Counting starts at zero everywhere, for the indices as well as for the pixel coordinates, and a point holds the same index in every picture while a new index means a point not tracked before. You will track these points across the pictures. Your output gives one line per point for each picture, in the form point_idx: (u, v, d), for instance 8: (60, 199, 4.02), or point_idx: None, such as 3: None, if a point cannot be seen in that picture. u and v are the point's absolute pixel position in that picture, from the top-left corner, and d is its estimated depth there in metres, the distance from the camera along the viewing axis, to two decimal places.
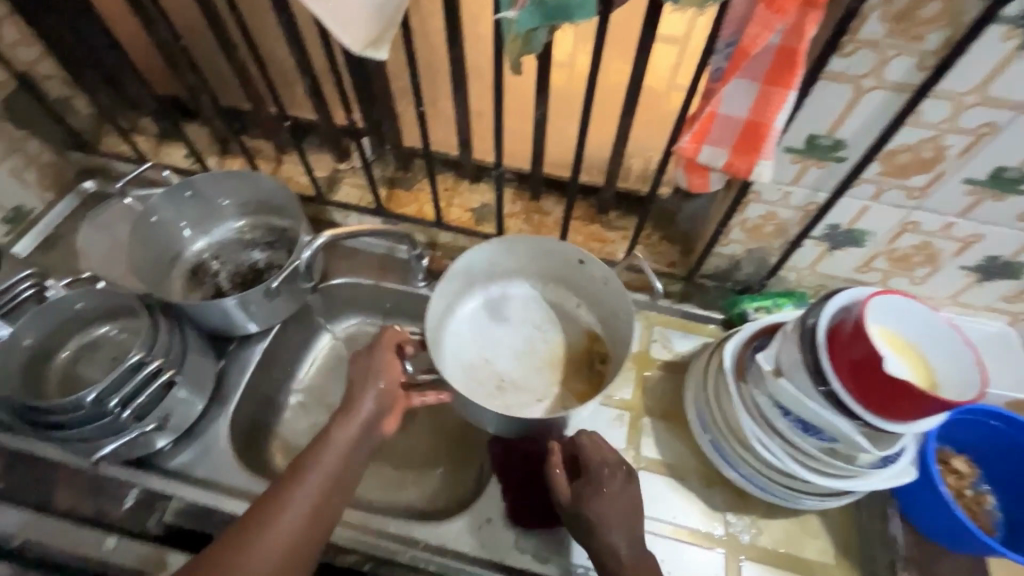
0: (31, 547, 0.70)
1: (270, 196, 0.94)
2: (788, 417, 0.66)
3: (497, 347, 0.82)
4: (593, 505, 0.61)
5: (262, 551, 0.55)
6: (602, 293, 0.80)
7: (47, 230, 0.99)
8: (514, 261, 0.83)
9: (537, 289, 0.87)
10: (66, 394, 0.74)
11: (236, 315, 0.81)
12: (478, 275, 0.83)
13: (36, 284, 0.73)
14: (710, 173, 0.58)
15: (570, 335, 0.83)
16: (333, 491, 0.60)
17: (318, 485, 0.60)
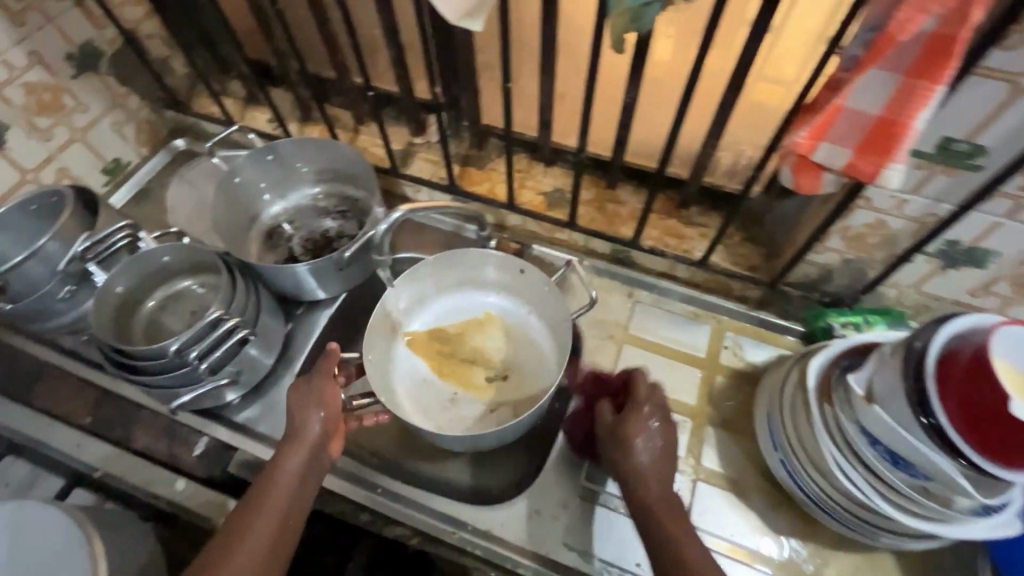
0: (112, 479, 0.75)
1: (347, 166, 0.95)
2: (875, 447, 0.61)
3: (453, 358, 0.81)
4: (641, 455, 0.61)
5: None
6: (546, 296, 0.79)
7: (141, 183, 1.04)
8: (454, 271, 0.82)
9: (482, 295, 0.85)
10: (150, 341, 0.78)
11: (308, 281, 0.83)
12: (424, 291, 0.83)
13: (130, 237, 0.77)
14: (823, 173, 0.53)
15: (519, 337, 0.82)
16: (284, 521, 0.61)
17: (276, 514, 0.60)
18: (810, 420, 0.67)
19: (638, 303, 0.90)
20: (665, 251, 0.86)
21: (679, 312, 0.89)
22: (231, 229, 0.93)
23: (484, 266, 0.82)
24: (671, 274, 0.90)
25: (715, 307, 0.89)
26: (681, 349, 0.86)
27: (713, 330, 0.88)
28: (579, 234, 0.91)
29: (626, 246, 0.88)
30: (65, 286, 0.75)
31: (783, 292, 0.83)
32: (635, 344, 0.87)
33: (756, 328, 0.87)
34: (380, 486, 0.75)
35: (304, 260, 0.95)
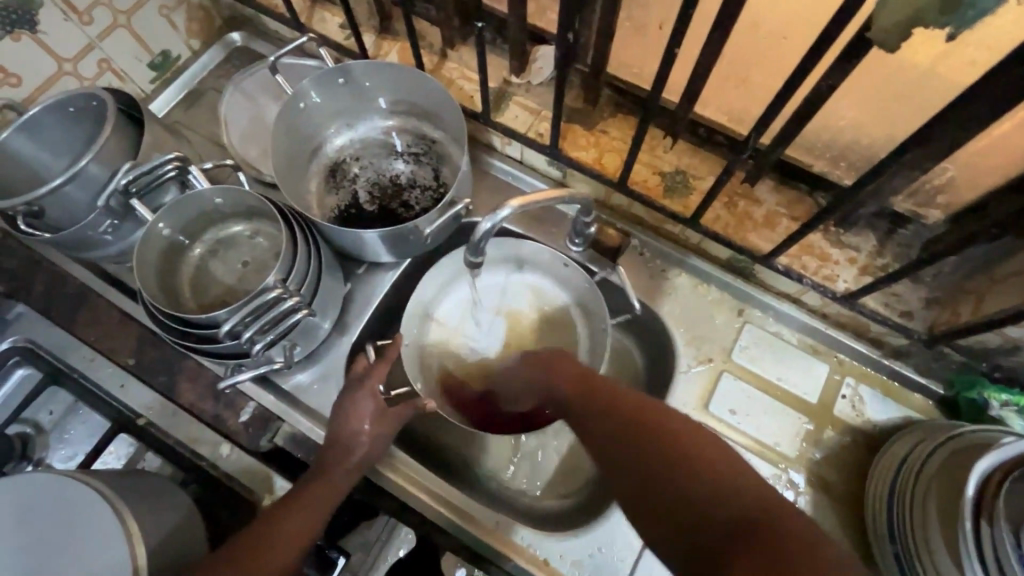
0: (158, 431, 0.71)
1: (428, 101, 0.79)
2: None
3: (488, 327, 0.82)
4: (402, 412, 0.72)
5: (259, 532, 0.58)
6: (589, 298, 0.76)
7: (191, 83, 0.89)
8: (510, 251, 0.79)
9: (546, 288, 0.82)
10: (200, 291, 0.70)
11: (375, 246, 0.71)
12: (494, 256, 0.80)
13: (179, 169, 0.65)
14: None
15: (558, 334, 0.81)
16: (320, 478, 0.63)
17: (319, 473, 0.63)
18: (955, 529, 0.56)
19: (747, 324, 0.76)
20: (803, 275, 0.72)
21: (794, 343, 0.76)
22: (290, 161, 0.79)
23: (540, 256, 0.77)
24: (796, 298, 0.75)
25: (839, 345, 0.75)
26: (789, 391, 0.74)
27: (831, 372, 0.75)
28: (695, 233, 0.76)
29: (754, 259, 0.73)
30: (108, 219, 0.64)
31: (940, 352, 0.68)
32: (737, 374, 0.74)
33: (883, 379, 0.74)
34: (435, 492, 0.69)
35: (368, 209, 0.82)
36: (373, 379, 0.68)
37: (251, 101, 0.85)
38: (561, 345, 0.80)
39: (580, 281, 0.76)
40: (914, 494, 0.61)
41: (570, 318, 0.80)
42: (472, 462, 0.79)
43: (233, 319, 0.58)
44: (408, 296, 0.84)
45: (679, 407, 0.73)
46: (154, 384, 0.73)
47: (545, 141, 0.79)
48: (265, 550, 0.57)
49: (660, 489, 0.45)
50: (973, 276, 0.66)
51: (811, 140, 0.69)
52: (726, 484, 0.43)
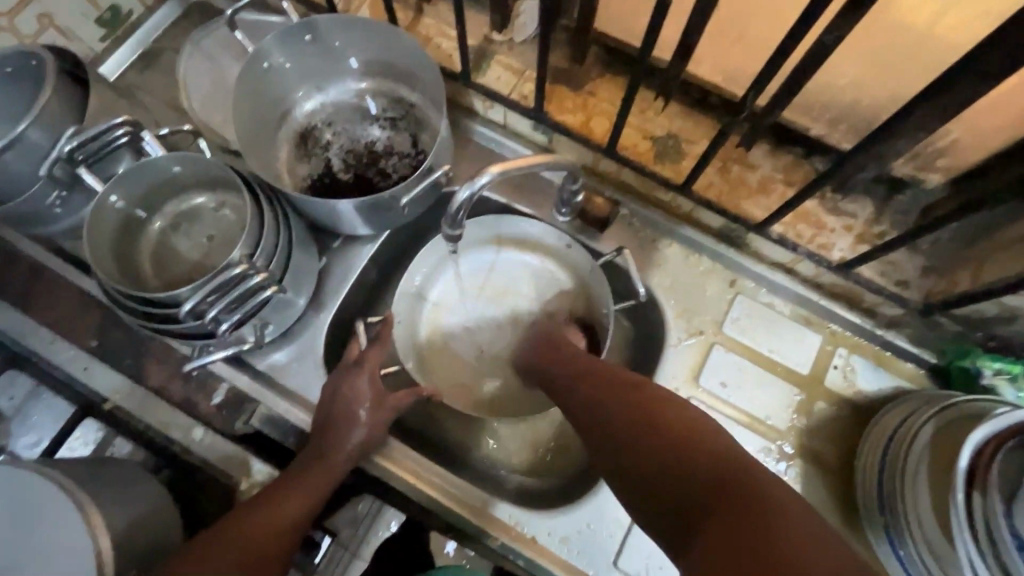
0: (126, 416, 0.67)
1: (404, 60, 0.74)
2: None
3: (479, 308, 0.79)
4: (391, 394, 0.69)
5: (252, 514, 0.57)
6: (586, 276, 0.74)
7: (147, 40, 0.82)
8: (502, 229, 0.76)
9: (537, 265, 0.79)
10: (163, 268, 0.66)
11: (349, 218, 0.67)
12: (485, 233, 0.77)
13: (131, 135, 0.59)
14: None
15: (551, 313, 0.79)
16: (317, 461, 0.62)
17: (314, 456, 0.62)
18: (945, 501, 0.55)
19: (739, 295, 0.74)
20: (797, 244, 0.70)
21: (787, 314, 0.74)
22: (255, 127, 0.74)
23: (535, 231, 0.75)
24: (789, 268, 0.73)
25: (833, 315, 0.73)
26: (781, 362, 0.72)
27: (824, 343, 0.73)
28: (687, 201, 0.73)
29: (748, 228, 0.70)
30: (54, 190, 0.60)
31: (934, 321, 0.67)
32: (728, 346, 0.72)
33: (876, 350, 0.72)
34: (421, 473, 0.67)
35: (343, 178, 0.77)
36: (371, 361, 0.67)
37: (212, 61, 0.79)
38: (555, 323, 0.78)
39: (577, 258, 0.74)
40: (903, 466, 0.61)
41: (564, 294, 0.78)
42: (458, 439, 0.76)
43: (196, 297, 0.54)
44: (388, 270, 0.81)
45: (669, 380, 0.71)
46: (120, 366, 0.69)
47: (530, 104, 0.74)
48: (261, 534, 0.56)
49: (645, 454, 0.46)
50: (971, 242, 0.64)
51: (810, 101, 0.65)
52: (711, 443, 0.44)
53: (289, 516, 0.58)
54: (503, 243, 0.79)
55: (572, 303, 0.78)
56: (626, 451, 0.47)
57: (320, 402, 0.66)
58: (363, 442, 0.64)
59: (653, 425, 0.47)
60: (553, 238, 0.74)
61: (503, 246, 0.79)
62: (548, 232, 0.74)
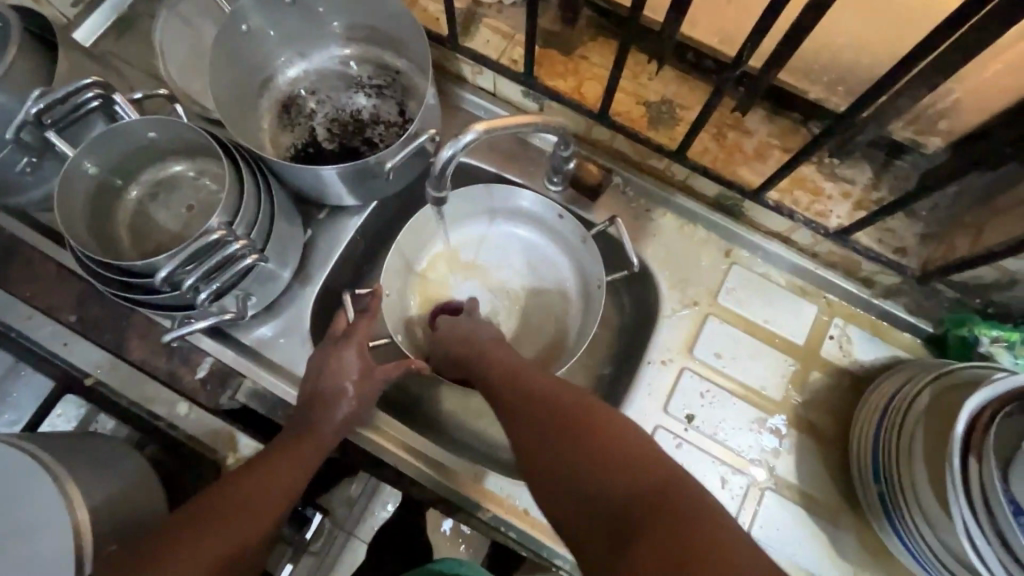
0: (109, 392, 0.66)
1: (388, 23, 0.71)
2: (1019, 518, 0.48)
3: (471, 283, 0.78)
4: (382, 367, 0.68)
5: (234, 486, 0.56)
6: (581, 249, 0.72)
7: (121, 6, 0.78)
8: (492, 202, 0.74)
9: (530, 239, 0.78)
10: (142, 239, 0.64)
11: (333, 186, 0.65)
12: (475, 207, 0.75)
13: (103, 99, 0.57)
14: None
15: (545, 287, 0.77)
16: (302, 434, 0.61)
17: (299, 429, 0.61)
18: (942, 468, 0.54)
19: (735, 266, 0.73)
20: (794, 211, 0.68)
21: (782, 285, 0.72)
22: (234, 94, 0.71)
23: (527, 205, 0.73)
24: (786, 237, 0.72)
25: (829, 286, 0.72)
26: (776, 333, 0.71)
27: (820, 314, 0.72)
28: (682, 169, 0.71)
29: (744, 195, 0.69)
30: (24, 157, 0.58)
31: (932, 289, 0.66)
32: (723, 317, 0.71)
33: (872, 320, 0.71)
34: (410, 446, 0.66)
35: (327, 147, 0.75)
36: (360, 335, 0.65)
37: (189, 26, 0.76)
38: (550, 298, 0.77)
39: (571, 231, 0.72)
40: (899, 433, 0.60)
41: (559, 268, 0.77)
42: (450, 413, 0.75)
43: (172, 265, 0.52)
44: (376, 243, 0.78)
45: (662, 352, 0.70)
46: (102, 341, 0.68)
47: (519, 70, 0.72)
48: (242, 506, 0.54)
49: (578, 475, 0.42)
50: (972, 208, 0.63)
51: (808, 62, 0.63)
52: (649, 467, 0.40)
53: (274, 490, 0.57)
54: (494, 217, 0.77)
55: (566, 277, 0.76)
56: (557, 468, 0.43)
57: (307, 375, 0.64)
58: (351, 415, 0.63)
59: (588, 439, 0.43)
60: (547, 210, 0.72)
61: (495, 218, 0.77)
62: (539, 204, 0.72)
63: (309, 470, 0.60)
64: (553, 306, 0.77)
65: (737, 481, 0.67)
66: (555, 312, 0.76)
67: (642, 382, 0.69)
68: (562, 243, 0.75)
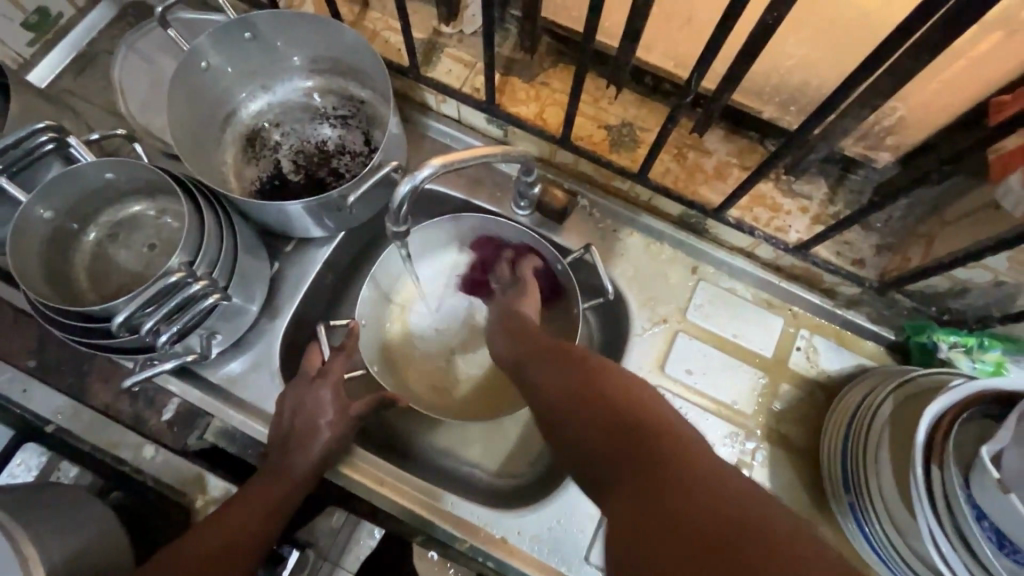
0: (71, 439, 0.64)
1: (349, 56, 0.71)
2: (981, 522, 0.48)
3: (449, 310, 0.78)
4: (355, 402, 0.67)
5: (202, 537, 0.54)
6: (557, 276, 0.72)
7: (81, 44, 0.77)
8: (465, 231, 0.74)
9: None
10: (101, 281, 0.63)
11: (299, 220, 0.65)
12: (447, 236, 0.75)
13: (56, 142, 0.56)
14: (1008, 177, 0.52)
15: None
16: (274, 478, 0.59)
17: (274, 472, 0.60)
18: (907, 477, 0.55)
19: (701, 282, 0.74)
20: (754, 227, 0.70)
21: (749, 299, 0.74)
22: (196, 130, 0.71)
23: (504, 235, 0.73)
24: (749, 252, 0.73)
25: (794, 298, 0.73)
26: (745, 346, 0.72)
27: (786, 326, 0.73)
28: (645, 190, 0.72)
29: (706, 214, 0.70)
30: None
31: (890, 298, 0.68)
32: (693, 333, 0.72)
33: (837, 330, 0.73)
34: (385, 480, 0.65)
35: (293, 179, 0.75)
36: (336, 372, 0.64)
37: (148, 63, 0.75)
38: None
39: (548, 260, 0.72)
40: (865, 445, 0.61)
41: None
42: (425, 442, 0.74)
43: (130, 309, 0.52)
44: (345, 273, 0.78)
45: (636, 370, 0.70)
46: (63, 386, 0.66)
47: (482, 97, 0.73)
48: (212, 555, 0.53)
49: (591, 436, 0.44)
50: (924, 218, 0.65)
51: (760, 84, 0.65)
52: (629, 417, 0.42)
53: (241, 533, 0.55)
54: (465, 243, 0.77)
55: None
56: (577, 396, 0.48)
57: (279, 414, 0.63)
58: (324, 453, 0.62)
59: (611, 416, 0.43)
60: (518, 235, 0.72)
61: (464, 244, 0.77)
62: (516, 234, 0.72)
63: (283, 515, 0.59)
64: None
65: None
66: None
67: None
68: (532, 265, 0.76)
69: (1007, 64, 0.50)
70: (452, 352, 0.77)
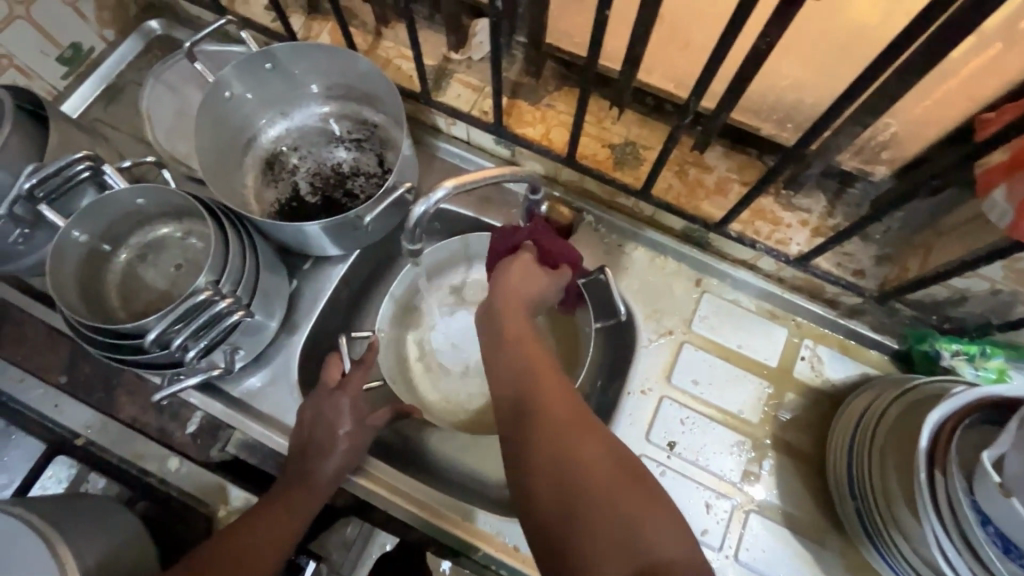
0: (100, 451, 0.67)
1: (363, 82, 0.75)
2: (986, 528, 0.49)
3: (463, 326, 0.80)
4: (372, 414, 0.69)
5: (228, 543, 0.57)
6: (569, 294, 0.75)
7: (111, 76, 0.82)
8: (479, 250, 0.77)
9: None
10: (130, 300, 0.66)
11: (317, 239, 0.68)
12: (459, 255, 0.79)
13: (92, 169, 0.59)
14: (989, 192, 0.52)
15: (533, 326, 0.80)
16: (294, 485, 0.62)
17: (294, 479, 0.62)
18: (912, 482, 0.56)
19: (705, 294, 0.76)
20: (756, 241, 0.72)
21: (753, 310, 0.75)
22: (219, 155, 0.74)
23: None
24: (752, 264, 0.75)
25: (797, 308, 0.75)
26: (750, 357, 0.74)
27: (790, 336, 0.75)
28: (649, 205, 0.75)
29: (708, 228, 0.72)
30: (16, 229, 0.60)
31: (891, 308, 0.69)
32: (697, 344, 0.74)
33: (840, 339, 0.74)
34: (400, 490, 0.67)
35: (310, 200, 0.78)
36: (353, 385, 0.67)
37: (174, 93, 0.80)
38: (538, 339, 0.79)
39: (561, 278, 0.74)
40: (871, 452, 0.62)
41: (546, 308, 0.79)
42: (439, 453, 0.76)
43: (160, 326, 0.54)
44: (360, 289, 0.81)
45: (642, 380, 0.72)
46: (93, 401, 0.69)
47: (490, 119, 0.76)
48: (237, 560, 0.56)
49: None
50: (921, 229, 0.67)
51: (757, 104, 0.68)
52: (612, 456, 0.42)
53: (263, 541, 0.58)
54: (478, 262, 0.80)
55: (555, 315, 0.79)
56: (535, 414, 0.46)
57: (298, 425, 0.65)
58: (342, 463, 0.64)
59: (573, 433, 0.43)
60: None
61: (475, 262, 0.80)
62: None
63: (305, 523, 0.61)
64: (545, 344, 0.79)
65: (720, 503, 0.68)
66: (545, 350, 0.79)
67: (623, 411, 0.71)
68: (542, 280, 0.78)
69: (993, 84, 0.53)
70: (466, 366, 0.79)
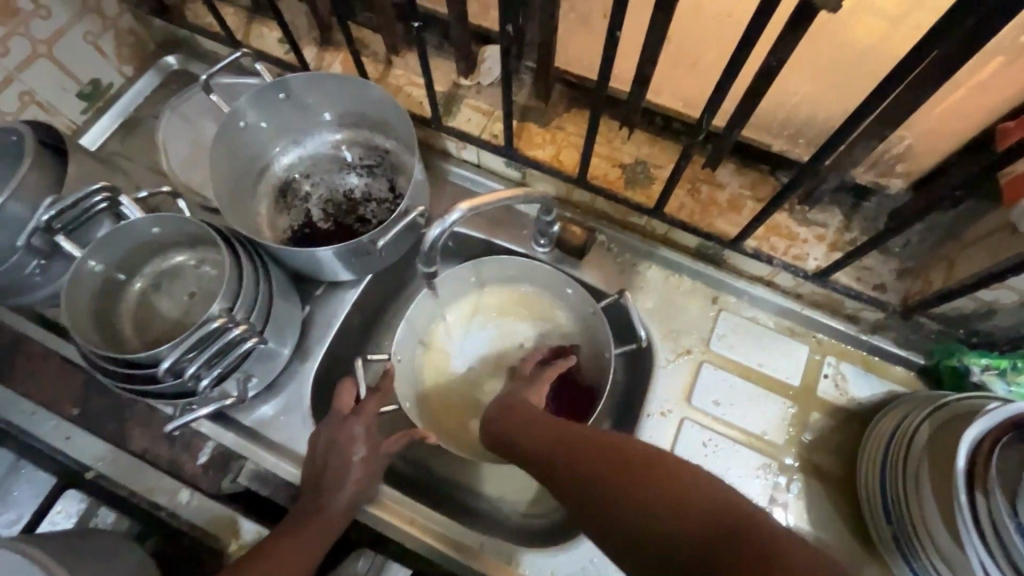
0: (110, 484, 0.66)
1: (376, 110, 0.76)
2: None
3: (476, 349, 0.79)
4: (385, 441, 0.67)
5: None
6: (585, 315, 0.74)
7: (128, 110, 0.84)
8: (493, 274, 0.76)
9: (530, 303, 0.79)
10: (144, 329, 0.66)
11: (330, 264, 0.67)
12: (472, 280, 0.77)
13: (110, 200, 0.60)
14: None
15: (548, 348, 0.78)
16: (311, 515, 0.60)
17: (312, 509, 0.60)
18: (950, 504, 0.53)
19: (723, 312, 0.74)
20: (773, 257, 0.71)
21: (772, 327, 0.74)
22: (233, 185, 0.75)
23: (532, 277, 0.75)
24: (769, 281, 0.74)
25: (818, 325, 0.73)
26: (771, 375, 0.72)
27: (812, 353, 0.73)
28: (662, 224, 0.74)
29: (723, 245, 0.72)
30: (32, 260, 0.61)
31: (915, 323, 0.68)
32: (717, 363, 0.72)
33: (864, 355, 0.72)
34: (416, 521, 0.65)
35: (322, 227, 0.78)
36: (367, 411, 0.65)
37: (190, 125, 0.81)
38: None
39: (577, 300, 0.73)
40: (904, 472, 0.59)
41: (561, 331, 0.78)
42: (454, 481, 0.74)
43: (174, 355, 0.54)
44: (372, 314, 0.80)
45: (662, 402, 0.70)
46: (104, 433, 0.68)
47: (500, 143, 0.77)
48: None
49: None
50: (942, 240, 0.65)
51: (769, 120, 0.68)
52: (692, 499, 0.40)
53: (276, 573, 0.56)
54: (491, 285, 0.79)
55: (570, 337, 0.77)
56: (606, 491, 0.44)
57: (311, 454, 0.64)
58: (356, 492, 0.62)
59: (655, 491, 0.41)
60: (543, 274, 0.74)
61: (487, 285, 0.79)
62: (545, 276, 0.74)
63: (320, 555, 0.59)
64: None
65: None
66: None
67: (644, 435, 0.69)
68: (556, 303, 0.77)
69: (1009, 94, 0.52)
70: (479, 391, 0.77)
